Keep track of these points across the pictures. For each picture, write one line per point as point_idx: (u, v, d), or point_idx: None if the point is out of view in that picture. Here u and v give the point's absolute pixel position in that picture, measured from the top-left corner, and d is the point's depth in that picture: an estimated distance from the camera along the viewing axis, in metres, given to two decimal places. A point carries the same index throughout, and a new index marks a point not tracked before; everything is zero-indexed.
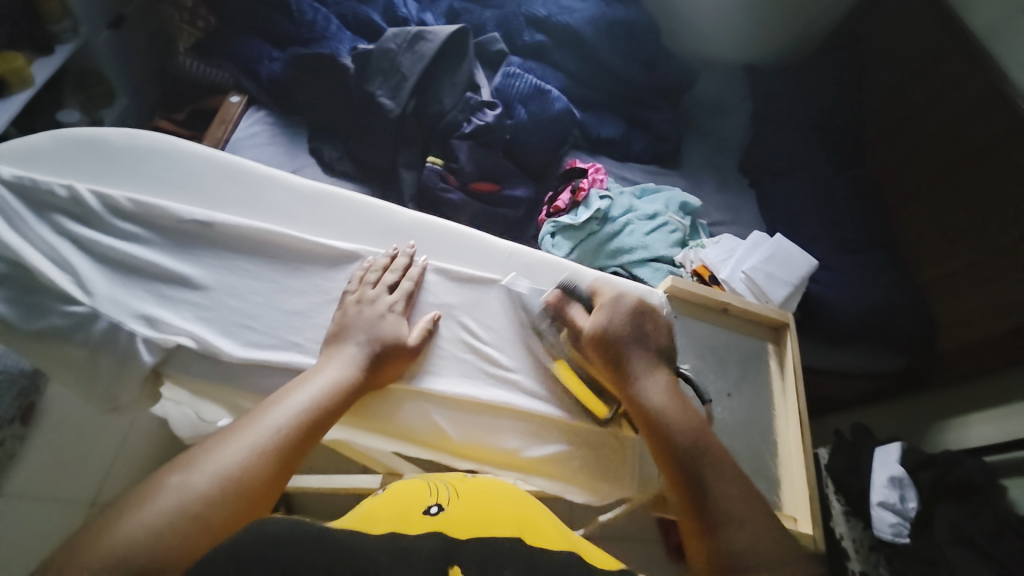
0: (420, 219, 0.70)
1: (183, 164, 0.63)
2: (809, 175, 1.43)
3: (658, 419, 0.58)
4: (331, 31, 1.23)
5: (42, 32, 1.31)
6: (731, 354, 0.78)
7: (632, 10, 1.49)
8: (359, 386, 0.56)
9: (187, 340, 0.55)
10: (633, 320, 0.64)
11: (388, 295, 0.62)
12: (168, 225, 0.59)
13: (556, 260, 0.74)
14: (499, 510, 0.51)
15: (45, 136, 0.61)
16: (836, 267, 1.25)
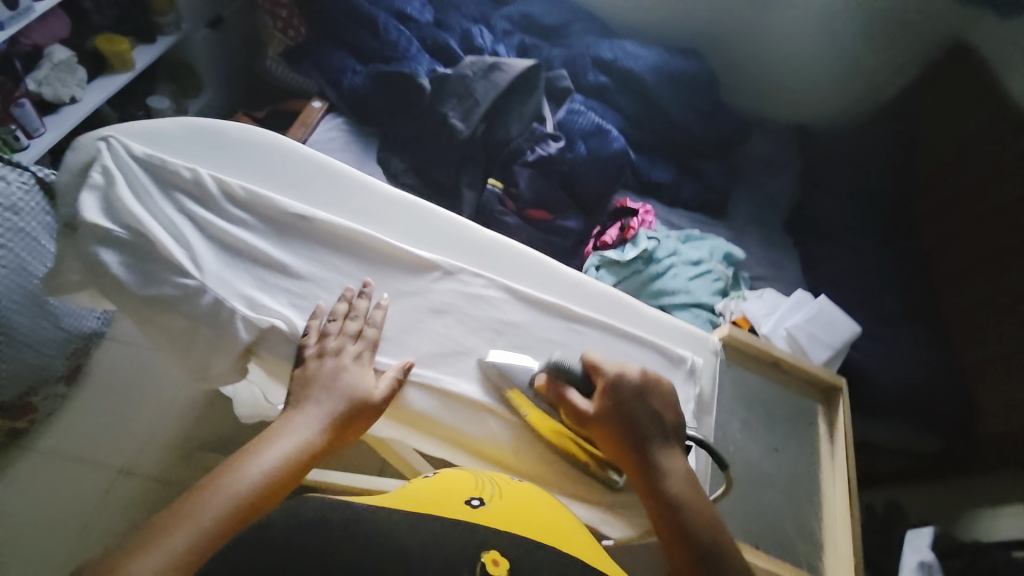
0: (496, 239, 0.73)
1: (289, 161, 0.69)
2: (853, 243, 1.44)
3: (672, 504, 0.58)
4: (411, 52, 1.31)
5: (148, 21, 1.41)
6: (778, 410, 0.77)
7: (694, 63, 1.55)
8: (325, 447, 0.55)
9: (280, 323, 0.59)
10: (643, 401, 0.62)
11: (353, 345, 0.60)
12: (272, 215, 0.64)
13: (617, 293, 0.76)
14: (538, 517, 0.53)
15: (176, 123, 0.68)
16: (875, 337, 1.26)
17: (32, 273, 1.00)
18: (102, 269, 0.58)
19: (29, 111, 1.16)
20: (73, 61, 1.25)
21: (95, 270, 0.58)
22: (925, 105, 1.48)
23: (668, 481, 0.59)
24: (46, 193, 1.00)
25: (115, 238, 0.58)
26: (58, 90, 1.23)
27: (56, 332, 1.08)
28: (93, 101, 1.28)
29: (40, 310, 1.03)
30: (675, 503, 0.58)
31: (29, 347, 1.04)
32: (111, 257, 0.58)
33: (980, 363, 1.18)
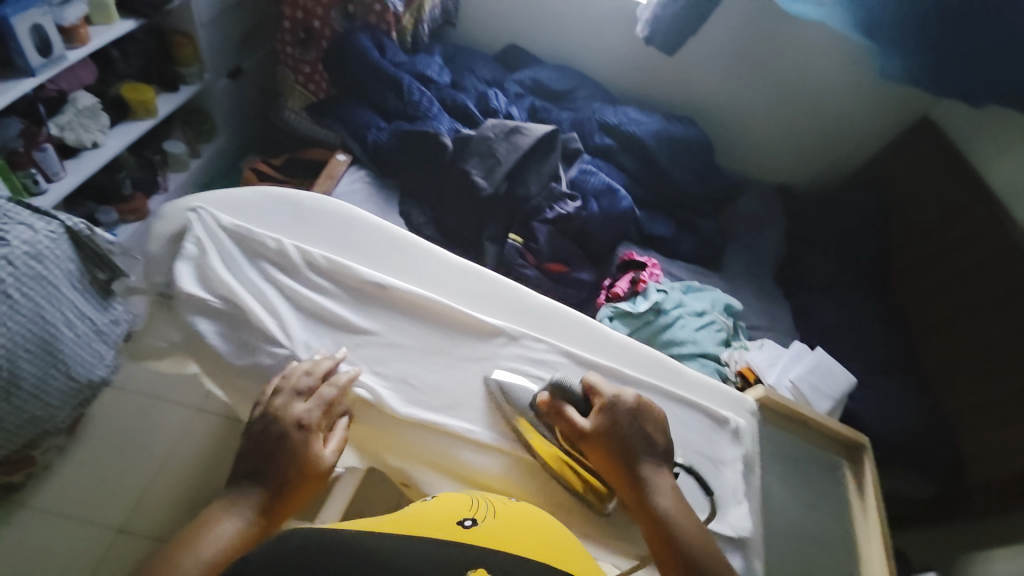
0: (551, 304, 0.76)
1: (362, 230, 0.74)
2: (841, 296, 1.55)
3: (665, 523, 0.58)
4: (432, 111, 1.39)
5: (172, 71, 1.43)
6: (816, 474, 0.73)
7: (691, 129, 1.69)
8: (267, 526, 0.54)
9: (366, 394, 0.64)
10: (638, 423, 0.63)
11: (302, 402, 0.60)
12: (351, 283, 0.69)
13: (662, 355, 0.75)
14: (534, 536, 0.49)
15: (252, 191, 0.75)
16: (868, 386, 1.33)
17: (48, 322, 0.96)
18: (200, 337, 0.64)
19: (50, 156, 1.15)
20: (96, 107, 1.25)
21: (194, 341, 0.65)
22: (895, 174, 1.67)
23: (660, 500, 0.59)
24: (73, 242, 1.00)
25: (212, 309, 0.65)
26: (81, 135, 1.22)
27: (65, 381, 1.03)
28: (114, 146, 1.28)
29: (48, 359, 0.99)
30: (667, 524, 0.58)
31: (35, 397, 1.00)
32: (207, 326, 0.65)
33: (962, 411, 1.29)
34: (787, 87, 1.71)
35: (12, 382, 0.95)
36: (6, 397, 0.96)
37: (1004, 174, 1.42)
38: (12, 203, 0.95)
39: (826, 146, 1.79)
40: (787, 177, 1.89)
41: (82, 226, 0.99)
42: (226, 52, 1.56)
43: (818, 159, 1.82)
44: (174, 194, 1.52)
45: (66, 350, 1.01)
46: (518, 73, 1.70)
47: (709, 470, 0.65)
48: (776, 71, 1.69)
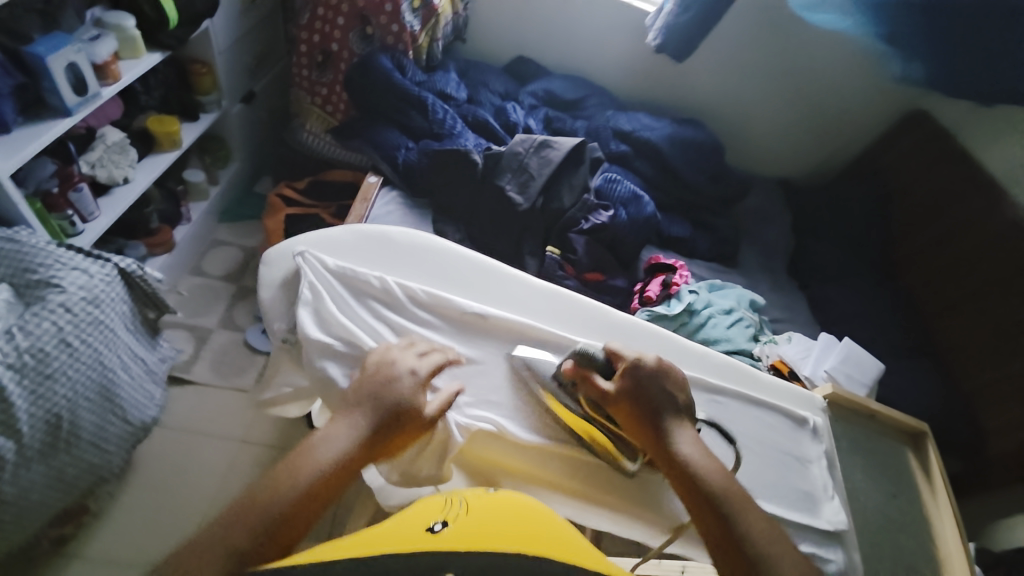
0: (632, 320, 0.82)
1: (455, 264, 0.83)
2: (856, 284, 1.60)
3: (688, 469, 0.61)
4: (456, 129, 1.41)
5: (191, 101, 1.43)
6: (884, 460, 0.80)
7: (701, 131, 1.74)
8: (367, 454, 0.58)
9: (490, 425, 0.68)
10: (660, 381, 0.66)
11: (416, 359, 0.67)
12: (453, 315, 0.77)
13: (736, 361, 0.80)
14: (513, 522, 0.50)
15: (346, 231, 0.83)
16: (893, 370, 1.39)
17: (107, 366, 0.95)
18: (329, 381, 0.69)
19: (85, 196, 1.15)
20: (125, 142, 1.26)
21: (322, 383, 0.69)
22: (892, 162, 1.73)
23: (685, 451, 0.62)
24: (125, 282, 1.00)
25: (337, 352, 0.70)
26: (113, 171, 1.22)
27: (120, 426, 1.01)
28: (144, 180, 1.29)
29: (101, 400, 0.95)
30: (690, 472, 0.60)
31: (94, 446, 0.96)
32: (335, 370, 0.69)
33: (978, 390, 1.34)
34: (789, 86, 1.77)
35: (73, 433, 0.91)
36: (65, 449, 0.91)
37: (1002, 161, 1.46)
38: (67, 249, 0.95)
39: (827, 140, 1.86)
40: (790, 172, 1.95)
41: (134, 266, 1.00)
42: (240, 77, 1.55)
43: (819, 154, 1.89)
44: (197, 223, 1.50)
45: (122, 394, 0.99)
46: (531, 85, 1.73)
47: (798, 467, 0.70)
48: (780, 72, 1.75)
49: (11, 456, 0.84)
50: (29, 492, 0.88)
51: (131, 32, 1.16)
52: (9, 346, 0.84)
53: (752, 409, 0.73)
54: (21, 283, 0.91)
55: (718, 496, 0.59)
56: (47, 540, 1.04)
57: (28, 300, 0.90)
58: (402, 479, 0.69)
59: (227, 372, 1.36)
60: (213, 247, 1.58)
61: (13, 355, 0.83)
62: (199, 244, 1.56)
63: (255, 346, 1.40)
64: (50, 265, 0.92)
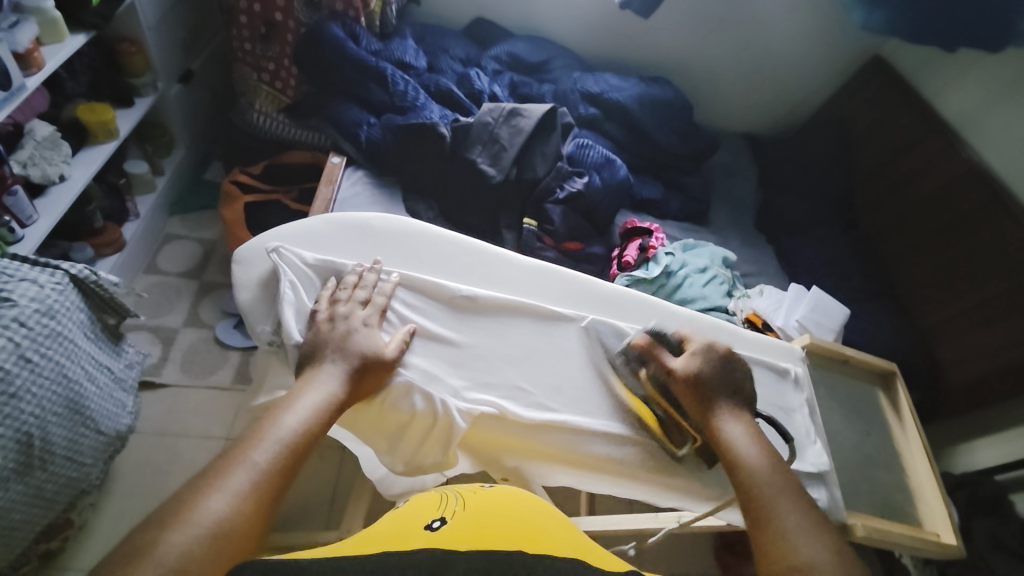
0: (621, 290, 0.83)
1: (438, 246, 0.81)
2: (821, 234, 1.66)
3: (736, 452, 0.63)
4: (420, 100, 1.34)
5: (125, 84, 1.31)
6: (857, 403, 0.86)
7: (668, 90, 1.72)
8: (345, 400, 0.62)
9: (490, 408, 0.69)
10: (724, 368, 0.69)
11: (362, 310, 0.69)
12: (442, 299, 0.76)
13: (721, 322, 0.83)
14: (505, 513, 0.55)
15: (322, 221, 0.79)
16: (858, 314, 1.46)
17: (72, 379, 0.89)
18: None
19: (22, 199, 1.05)
20: (56, 136, 1.14)
21: None
22: (851, 112, 1.77)
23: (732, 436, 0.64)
24: (79, 290, 0.93)
25: None
26: (46, 169, 1.11)
27: (95, 438, 0.96)
28: (83, 176, 1.18)
29: (71, 414, 0.90)
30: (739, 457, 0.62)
31: (70, 460, 0.91)
32: None
33: (935, 326, 1.43)
34: (752, 39, 1.77)
35: (46, 451, 0.86)
36: (40, 466, 0.86)
37: (955, 104, 1.52)
38: (8, 259, 0.87)
39: (789, 92, 1.88)
40: (754, 126, 1.97)
41: (86, 271, 0.92)
42: (174, 55, 1.41)
43: (782, 107, 1.91)
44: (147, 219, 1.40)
45: (92, 406, 0.94)
46: (493, 49, 1.65)
47: (782, 417, 0.74)
48: (742, 24, 1.74)
49: None
50: (11, 513, 0.84)
51: (52, 14, 1.03)
52: None
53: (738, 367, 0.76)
54: None
55: (761, 476, 0.60)
56: (32, 562, 1.00)
57: None
58: (406, 469, 0.70)
59: (200, 372, 1.31)
60: (166, 242, 1.49)
61: None
62: (151, 240, 1.46)
63: (227, 343, 1.34)
64: None
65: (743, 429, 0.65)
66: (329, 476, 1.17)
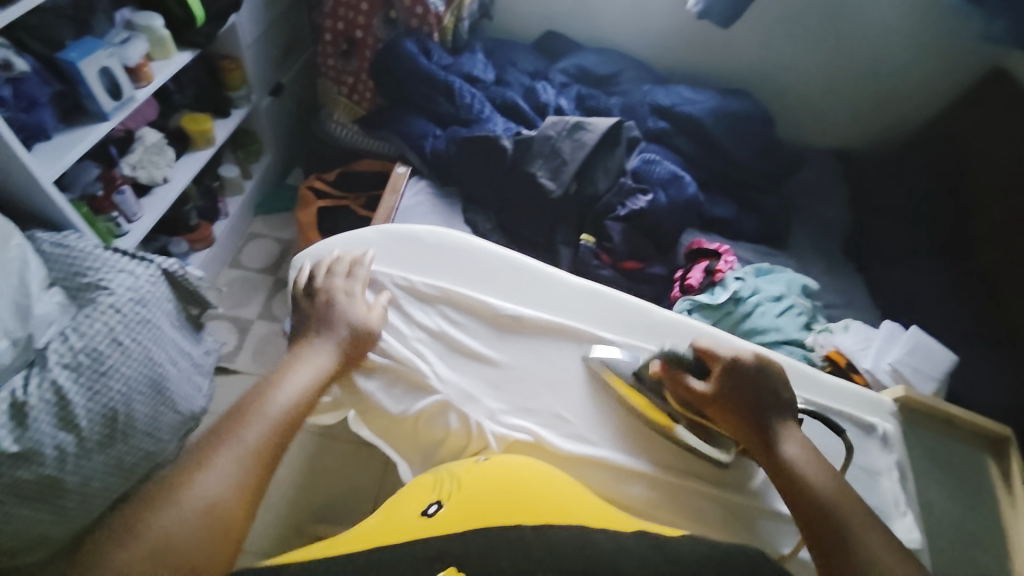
0: (678, 319, 0.78)
1: (486, 260, 0.80)
2: (923, 264, 1.46)
3: (791, 466, 0.58)
4: (485, 113, 1.36)
5: (224, 97, 1.44)
6: (954, 467, 0.73)
7: (748, 103, 1.61)
8: (336, 373, 0.64)
9: (527, 435, 0.66)
10: (758, 375, 0.64)
11: (342, 281, 0.72)
12: (488, 317, 0.75)
13: (794, 361, 0.74)
14: (497, 489, 0.54)
15: (374, 232, 0.81)
16: (964, 361, 1.26)
17: (157, 362, 0.98)
18: (366, 395, 0.69)
19: (128, 198, 1.18)
20: (162, 142, 1.28)
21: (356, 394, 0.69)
22: (964, 127, 1.55)
23: (786, 448, 0.59)
24: (169, 282, 1.03)
25: (373, 365, 0.70)
26: (152, 171, 1.25)
27: (172, 416, 1.03)
28: (182, 178, 1.31)
29: (155, 393, 0.98)
30: (796, 472, 0.57)
31: (149, 435, 0.99)
32: (369, 384, 0.69)
33: None
34: (847, 47, 1.61)
35: (129, 425, 0.94)
36: (122, 439, 0.94)
37: None
38: (112, 252, 0.98)
39: (890, 105, 1.68)
40: (846, 142, 1.78)
41: (176, 267, 1.03)
42: (268, 70, 1.54)
43: (880, 122, 1.72)
44: (234, 218, 1.53)
45: (172, 387, 1.01)
46: (561, 62, 1.64)
47: (865, 479, 0.65)
48: (837, 31, 1.59)
49: (71, 448, 0.87)
50: (92, 480, 0.92)
51: (160, 32, 1.17)
52: (65, 346, 0.88)
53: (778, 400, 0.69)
54: (72, 286, 0.94)
55: (827, 497, 0.54)
56: None
57: (80, 302, 0.93)
58: None
59: (267, 363, 1.39)
60: (249, 240, 1.61)
61: (69, 354, 0.87)
62: (236, 238, 1.59)
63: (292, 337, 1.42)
64: (99, 268, 0.95)
65: (798, 447, 0.59)
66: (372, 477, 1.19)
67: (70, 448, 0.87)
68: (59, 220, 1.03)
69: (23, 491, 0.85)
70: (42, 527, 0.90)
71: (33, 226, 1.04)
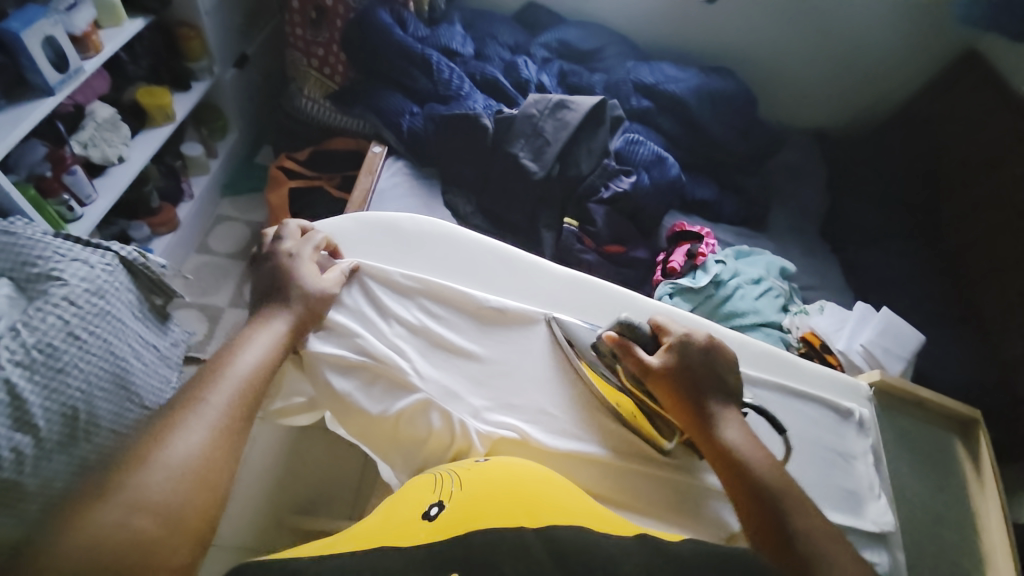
0: (662, 308, 0.78)
1: (467, 250, 0.78)
2: (896, 245, 1.49)
3: (733, 454, 0.60)
4: (464, 90, 1.30)
5: (183, 69, 1.34)
6: (927, 451, 0.76)
7: (731, 82, 1.59)
8: (293, 339, 0.63)
9: (512, 432, 0.65)
10: (708, 357, 0.66)
11: (290, 244, 0.69)
12: (470, 309, 0.73)
13: (777, 349, 0.74)
14: (498, 490, 0.53)
15: (350, 220, 0.77)
16: (930, 340, 1.31)
17: (119, 356, 0.93)
18: (342, 396, 0.65)
19: (81, 179, 1.10)
20: (115, 118, 1.19)
21: (331, 395, 0.66)
22: (938, 109, 1.57)
23: (728, 433, 0.62)
24: (128, 272, 0.98)
25: (351, 363, 0.66)
26: (106, 150, 1.17)
27: (140, 411, 0.97)
28: (140, 157, 1.23)
29: (117, 388, 0.93)
30: (739, 459, 0.60)
31: (116, 433, 0.93)
32: (347, 385, 0.66)
33: None
34: (830, 26, 1.60)
35: (92, 423, 0.89)
36: (85, 437, 0.89)
37: None
38: (64, 239, 0.93)
39: (870, 86, 1.69)
40: (826, 123, 1.79)
41: (135, 254, 0.98)
42: (231, 39, 1.44)
43: (858, 103, 1.72)
44: (199, 199, 1.45)
45: (137, 381, 0.96)
46: (543, 36, 1.58)
47: (840, 462, 0.67)
48: (821, 9, 1.57)
49: (28, 449, 0.82)
50: (54, 481, 0.86)
51: None
52: (15, 343, 0.83)
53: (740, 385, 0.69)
54: (22, 277, 0.88)
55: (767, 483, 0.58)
56: None
57: (31, 294, 0.88)
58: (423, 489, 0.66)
59: None
60: (217, 223, 1.53)
61: (19, 351, 0.82)
62: (202, 220, 1.51)
63: None
64: (48, 257, 0.89)
65: (738, 432, 0.62)
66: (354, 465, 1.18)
67: (27, 449, 0.82)
68: (4, 204, 0.95)
69: None
70: None
71: None
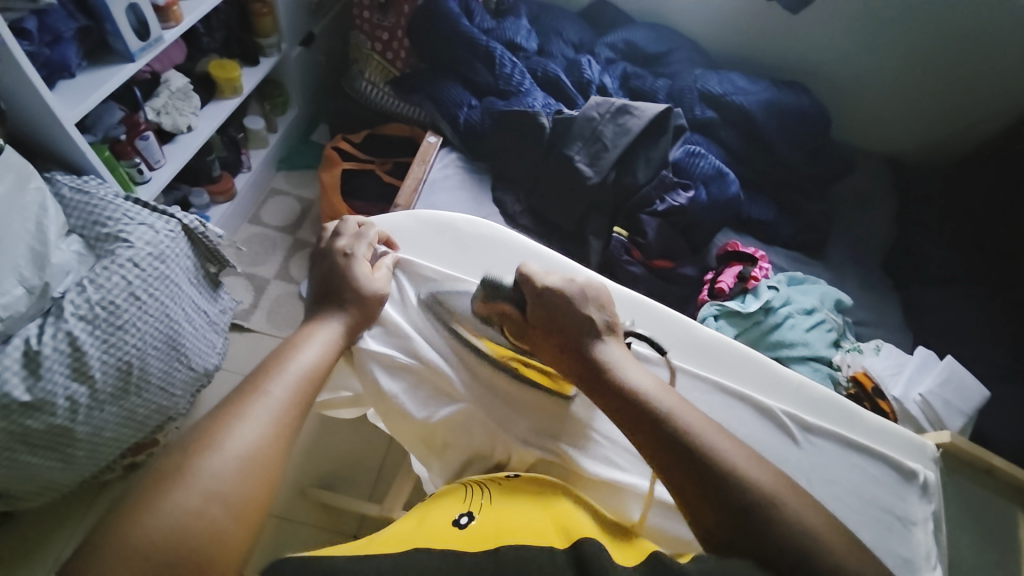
0: (721, 339, 0.74)
1: (522, 258, 0.78)
2: (970, 289, 1.36)
3: (625, 397, 0.57)
4: (524, 86, 1.28)
5: (253, 44, 1.38)
6: (985, 524, 0.72)
7: (804, 99, 1.50)
8: (347, 335, 0.64)
9: (552, 454, 0.64)
10: (572, 305, 0.62)
11: (344, 240, 0.69)
12: None
13: (837, 395, 0.72)
14: (527, 512, 0.52)
15: (408, 217, 0.79)
16: (997, 397, 1.20)
17: (172, 319, 0.97)
18: (388, 395, 0.67)
19: (151, 144, 1.15)
20: (188, 88, 1.24)
21: (379, 394, 0.67)
22: None
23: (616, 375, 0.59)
24: (188, 239, 1.02)
25: (399, 364, 0.67)
26: (176, 118, 1.22)
27: (186, 372, 1.03)
28: (206, 127, 1.27)
29: (167, 347, 0.97)
30: (629, 402, 0.57)
31: (162, 390, 0.99)
32: (397, 385, 0.67)
33: None
34: (921, 46, 1.48)
35: (142, 379, 0.94)
36: (135, 392, 0.94)
37: None
38: (132, 203, 0.97)
39: (959, 114, 1.55)
40: (902, 150, 1.67)
41: (196, 223, 1.01)
42: (300, 17, 1.47)
43: (942, 132, 1.59)
44: (257, 172, 1.50)
45: (186, 343, 1.00)
46: (609, 36, 1.53)
47: (900, 528, 0.64)
48: (913, 27, 1.46)
49: (83, 401, 0.87)
50: (103, 430, 0.92)
51: None
52: (81, 298, 0.87)
53: (801, 437, 0.67)
54: (91, 236, 0.93)
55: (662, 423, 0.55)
56: (120, 468, 1.09)
57: (99, 253, 0.92)
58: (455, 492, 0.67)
59: (283, 323, 1.38)
60: (269, 197, 1.57)
61: (83, 307, 0.86)
62: (257, 193, 1.55)
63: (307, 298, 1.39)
64: (118, 219, 0.93)
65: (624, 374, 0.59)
66: (378, 448, 1.19)
67: (82, 400, 0.87)
68: (81, 164, 1.01)
69: (33, 439, 0.85)
70: (51, 473, 0.91)
71: (53, 168, 1.01)
